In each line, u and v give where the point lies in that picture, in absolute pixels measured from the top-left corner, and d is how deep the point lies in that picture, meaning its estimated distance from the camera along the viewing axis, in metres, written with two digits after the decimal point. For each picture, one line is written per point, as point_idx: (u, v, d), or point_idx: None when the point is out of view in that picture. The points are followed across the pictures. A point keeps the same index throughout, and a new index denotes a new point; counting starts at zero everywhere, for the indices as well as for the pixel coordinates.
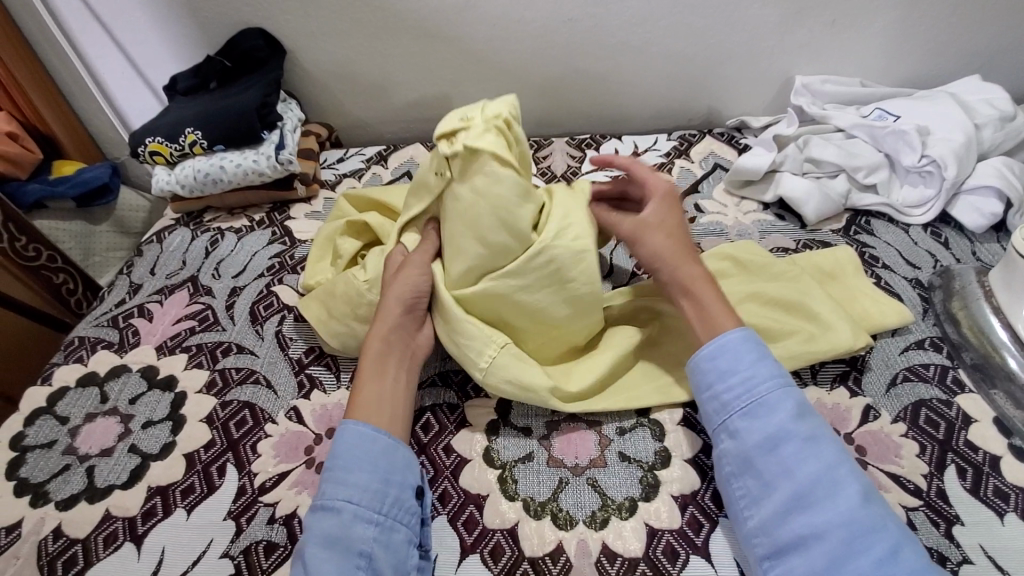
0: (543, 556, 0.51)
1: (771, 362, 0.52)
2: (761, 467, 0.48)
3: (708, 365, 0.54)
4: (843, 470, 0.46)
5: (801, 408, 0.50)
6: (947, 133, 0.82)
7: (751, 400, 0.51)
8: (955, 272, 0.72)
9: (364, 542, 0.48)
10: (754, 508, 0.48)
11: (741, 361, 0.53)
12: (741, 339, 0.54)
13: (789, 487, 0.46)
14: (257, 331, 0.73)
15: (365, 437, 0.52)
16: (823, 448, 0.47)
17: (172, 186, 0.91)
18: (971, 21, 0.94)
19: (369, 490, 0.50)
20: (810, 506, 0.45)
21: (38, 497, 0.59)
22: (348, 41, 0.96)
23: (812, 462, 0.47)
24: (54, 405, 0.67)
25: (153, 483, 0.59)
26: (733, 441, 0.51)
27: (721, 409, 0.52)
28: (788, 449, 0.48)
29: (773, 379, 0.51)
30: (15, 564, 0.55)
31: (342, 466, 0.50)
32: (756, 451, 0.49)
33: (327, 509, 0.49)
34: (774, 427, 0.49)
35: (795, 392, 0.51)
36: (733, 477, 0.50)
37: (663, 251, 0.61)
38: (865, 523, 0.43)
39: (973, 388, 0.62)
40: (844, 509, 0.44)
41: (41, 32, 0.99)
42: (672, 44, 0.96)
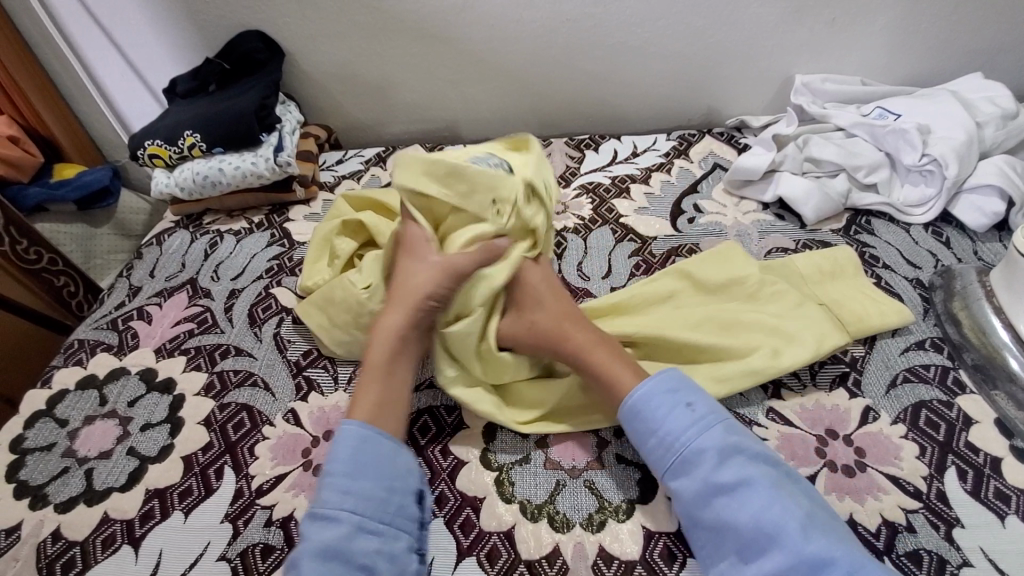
0: (539, 559, 0.51)
1: (685, 408, 0.52)
2: (704, 521, 0.48)
3: (632, 425, 0.54)
4: (780, 505, 0.46)
5: (723, 451, 0.49)
6: (948, 131, 0.81)
7: (676, 456, 0.51)
8: (956, 272, 0.72)
9: (365, 553, 0.47)
10: (715, 557, 0.48)
11: (655, 415, 0.53)
12: (652, 391, 0.53)
13: (735, 537, 0.46)
14: (256, 333, 0.73)
15: (367, 443, 0.52)
16: (755, 488, 0.47)
17: (172, 188, 0.91)
18: (973, 18, 0.94)
19: (372, 498, 0.50)
20: (762, 551, 0.45)
21: (38, 499, 0.59)
22: (347, 44, 0.96)
23: (747, 509, 0.46)
24: (54, 408, 0.67)
25: (152, 486, 0.59)
26: (673, 499, 0.51)
27: (655, 468, 0.52)
28: (722, 501, 0.48)
29: (690, 427, 0.51)
30: (14, 567, 0.55)
31: (343, 475, 0.50)
32: (695, 507, 0.49)
33: (327, 520, 0.48)
34: (704, 479, 0.49)
35: (713, 434, 0.50)
36: (687, 532, 0.50)
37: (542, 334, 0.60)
38: (815, 558, 0.43)
39: (974, 389, 0.61)
40: (790, 550, 0.44)
41: (42, 35, 0.99)
42: (672, 44, 0.96)
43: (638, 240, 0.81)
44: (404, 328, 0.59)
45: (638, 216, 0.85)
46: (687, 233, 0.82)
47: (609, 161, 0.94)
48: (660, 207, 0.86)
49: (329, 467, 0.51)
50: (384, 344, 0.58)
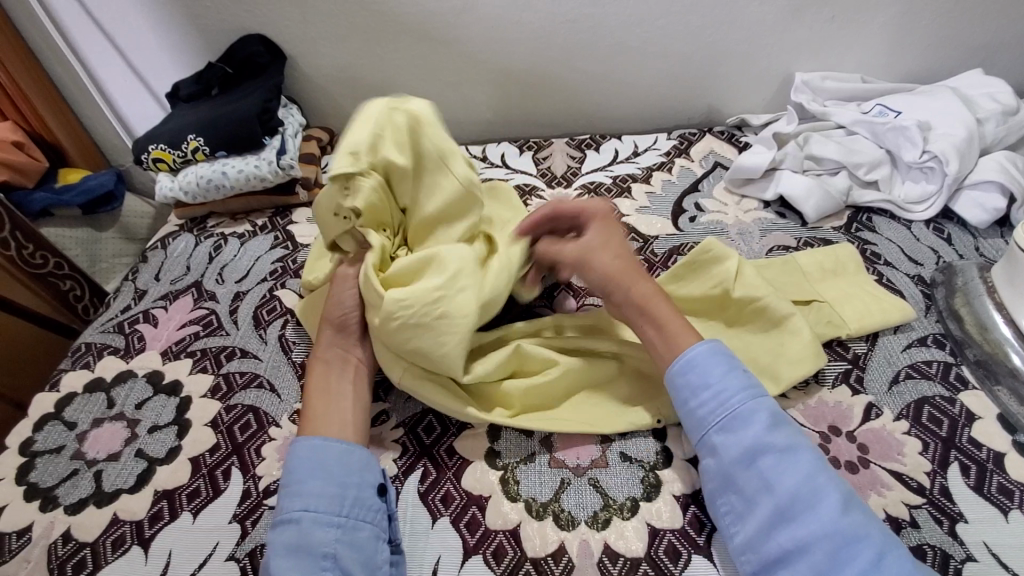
0: (544, 557, 0.52)
1: (741, 373, 0.53)
2: (741, 482, 0.49)
3: (682, 380, 0.54)
4: (823, 478, 0.47)
5: (775, 417, 0.50)
6: (948, 128, 0.81)
7: (726, 414, 0.51)
8: (957, 268, 0.72)
9: (325, 544, 0.48)
10: (739, 523, 0.48)
11: (712, 374, 0.53)
12: (708, 353, 0.54)
13: (771, 501, 0.47)
14: (261, 336, 0.73)
15: (315, 446, 0.53)
16: (800, 457, 0.48)
17: (175, 192, 0.91)
18: (973, 14, 0.94)
19: (326, 496, 0.50)
20: (794, 519, 0.46)
21: (48, 502, 0.60)
22: (348, 47, 0.97)
23: (791, 474, 0.47)
24: (62, 411, 0.68)
25: (160, 487, 0.60)
26: (712, 456, 0.51)
27: (697, 425, 0.53)
28: (766, 462, 0.48)
29: (744, 390, 0.52)
30: (25, 568, 0.55)
31: (296, 481, 0.51)
32: (735, 465, 0.49)
33: (283, 523, 0.49)
34: (751, 440, 0.49)
35: (765, 400, 0.51)
36: (718, 493, 0.50)
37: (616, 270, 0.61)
38: (849, 532, 0.44)
39: (976, 385, 0.61)
40: (827, 520, 0.44)
41: (46, 42, 1.00)
42: (672, 44, 0.96)
43: (640, 239, 0.81)
44: (329, 345, 0.61)
45: (639, 215, 0.85)
46: (689, 231, 0.82)
47: (610, 161, 0.95)
48: (661, 207, 0.86)
49: (281, 476, 0.52)
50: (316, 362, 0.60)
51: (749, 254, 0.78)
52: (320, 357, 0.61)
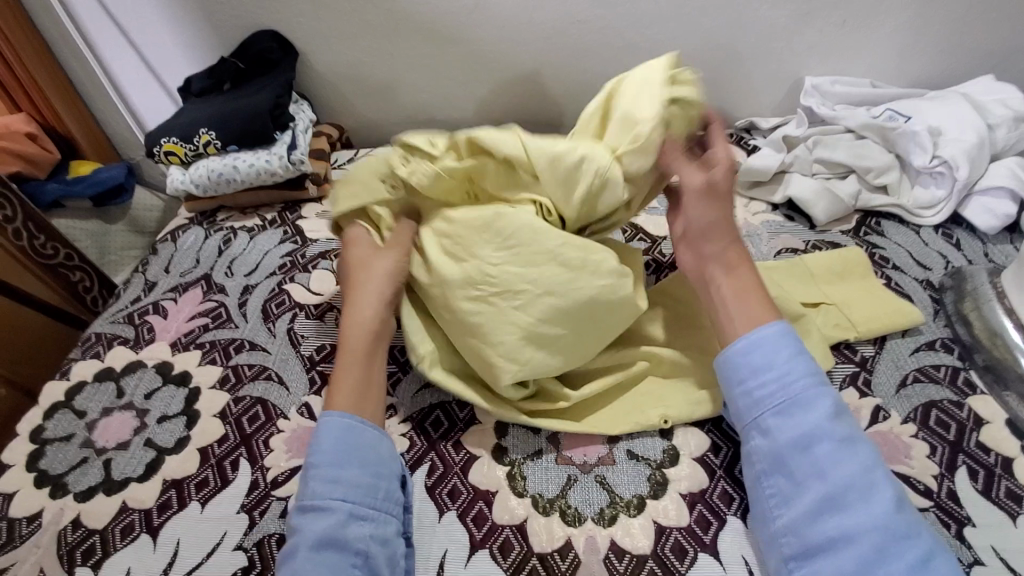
0: (551, 553, 0.52)
1: (807, 360, 0.52)
2: (793, 466, 0.49)
3: (743, 360, 0.54)
4: (878, 473, 0.47)
5: (839, 408, 0.50)
6: (958, 133, 0.81)
7: (787, 397, 0.51)
8: (966, 273, 0.72)
9: (360, 540, 0.48)
10: (784, 507, 0.48)
11: (778, 357, 0.53)
12: (778, 336, 0.54)
13: (822, 487, 0.47)
14: (269, 329, 0.74)
15: (355, 430, 0.53)
16: (858, 450, 0.48)
17: (187, 185, 0.92)
18: (983, 21, 0.94)
19: (361, 486, 0.50)
20: (845, 508, 0.46)
21: (57, 489, 0.60)
22: (361, 43, 0.97)
23: (846, 464, 0.47)
24: (73, 399, 0.68)
25: (169, 477, 0.60)
26: (768, 437, 0.51)
27: (753, 405, 0.52)
28: (823, 449, 0.48)
29: (808, 377, 0.51)
30: (35, 554, 0.56)
31: (330, 466, 0.51)
32: (790, 449, 0.49)
33: (316, 511, 0.49)
34: (810, 427, 0.49)
35: (830, 391, 0.51)
36: (766, 475, 0.50)
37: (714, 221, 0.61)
38: (899, 528, 0.44)
39: (984, 390, 0.61)
40: (881, 513, 0.44)
41: (60, 34, 1.01)
42: (681, 47, 0.96)
43: (648, 239, 0.81)
44: (377, 316, 0.60)
45: (648, 215, 0.85)
46: None
47: None
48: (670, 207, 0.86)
49: (313, 457, 0.51)
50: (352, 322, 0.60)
51: (758, 255, 0.78)
52: (356, 334, 0.59)
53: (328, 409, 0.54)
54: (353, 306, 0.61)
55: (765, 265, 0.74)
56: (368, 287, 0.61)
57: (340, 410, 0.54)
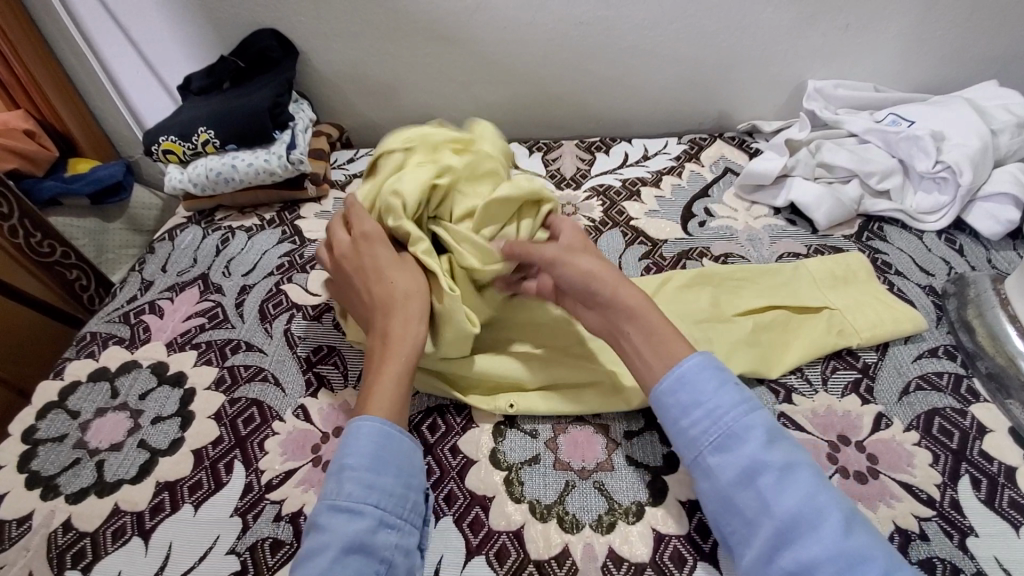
0: (548, 559, 0.51)
1: (734, 385, 0.47)
2: (739, 504, 0.44)
3: (671, 398, 0.48)
4: (824, 496, 0.42)
5: (772, 433, 0.45)
6: (963, 138, 0.80)
7: (721, 432, 0.46)
8: (970, 279, 0.71)
9: (386, 548, 0.45)
10: (744, 545, 0.44)
11: (702, 390, 0.47)
12: (698, 367, 0.48)
13: (771, 524, 0.42)
14: (267, 330, 0.73)
15: (389, 436, 0.49)
16: (800, 476, 0.43)
17: (185, 184, 0.91)
18: (989, 25, 0.93)
19: (393, 494, 0.46)
20: (798, 543, 0.41)
21: (49, 490, 0.60)
22: (360, 43, 0.97)
23: (790, 494, 0.42)
24: (66, 400, 0.68)
25: (162, 479, 0.59)
26: (707, 477, 0.46)
27: (689, 445, 0.47)
28: (764, 483, 0.43)
29: (738, 404, 0.46)
30: (25, 557, 0.55)
31: (366, 469, 0.46)
32: (732, 487, 0.44)
33: (348, 514, 0.45)
34: (747, 460, 0.44)
35: (760, 415, 0.45)
36: (718, 513, 0.46)
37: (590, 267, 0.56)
38: (855, 557, 0.39)
39: (987, 398, 0.61)
40: (832, 544, 0.40)
41: (60, 31, 1.00)
42: (684, 49, 0.96)
43: (649, 243, 0.80)
44: (416, 324, 0.55)
45: (648, 218, 0.85)
46: (697, 236, 0.82)
47: (620, 164, 0.95)
48: (670, 210, 0.86)
49: (348, 459, 0.47)
50: (395, 317, 0.55)
51: (759, 260, 0.78)
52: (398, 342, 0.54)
53: (362, 415, 0.49)
54: (391, 305, 0.56)
55: (767, 269, 0.73)
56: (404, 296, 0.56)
57: (377, 418, 0.49)
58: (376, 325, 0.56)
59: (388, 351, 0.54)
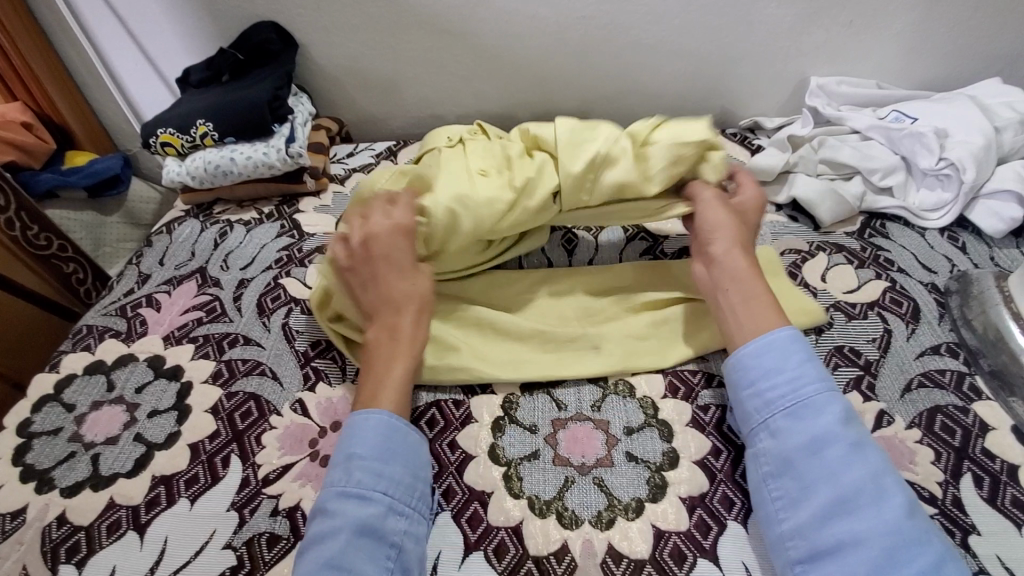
0: (547, 556, 0.51)
1: (819, 366, 0.52)
2: (802, 469, 0.48)
3: (755, 360, 0.54)
4: (888, 479, 0.46)
5: (849, 413, 0.49)
6: (965, 136, 0.80)
7: (797, 401, 0.51)
8: (973, 277, 0.71)
9: (396, 533, 0.48)
10: (790, 510, 0.48)
11: (787, 361, 0.53)
12: (791, 340, 0.54)
13: (831, 492, 0.46)
14: (264, 324, 0.72)
15: (396, 429, 0.53)
16: (869, 455, 0.47)
17: (183, 177, 0.91)
18: (992, 24, 0.92)
19: (400, 483, 0.50)
20: (854, 513, 0.45)
21: (43, 483, 0.59)
22: (359, 36, 0.96)
23: (856, 469, 0.46)
24: (62, 392, 0.67)
25: (157, 473, 0.59)
26: (774, 439, 0.51)
27: (763, 407, 0.52)
28: (832, 453, 0.47)
29: (819, 381, 0.51)
30: (18, 551, 0.55)
31: (376, 458, 0.51)
32: (798, 451, 0.49)
33: (359, 500, 0.49)
34: (820, 430, 0.49)
35: (840, 395, 0.51)
36: (773, 478, 0.50)
37: (719, 226, 0.63)
38: (910, 534, 0.43)
39: (990, 395, 0.60)
40: (889, 518, 0.44)
41: (58, 22, 1.00)
42: (687, 43, 0.95)
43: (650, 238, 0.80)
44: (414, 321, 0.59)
45: None
46: None
47: None
48: None
49: (358, 449, 0.51)
50: (413, 312, 0.59)
51: None
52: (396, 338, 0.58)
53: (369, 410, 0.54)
54: (399, 305, 0.59)
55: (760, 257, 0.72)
56: (408, 295, 0.60)
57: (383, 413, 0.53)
58: (386, 316, 0.59)
59: (401, 348, 0.57)
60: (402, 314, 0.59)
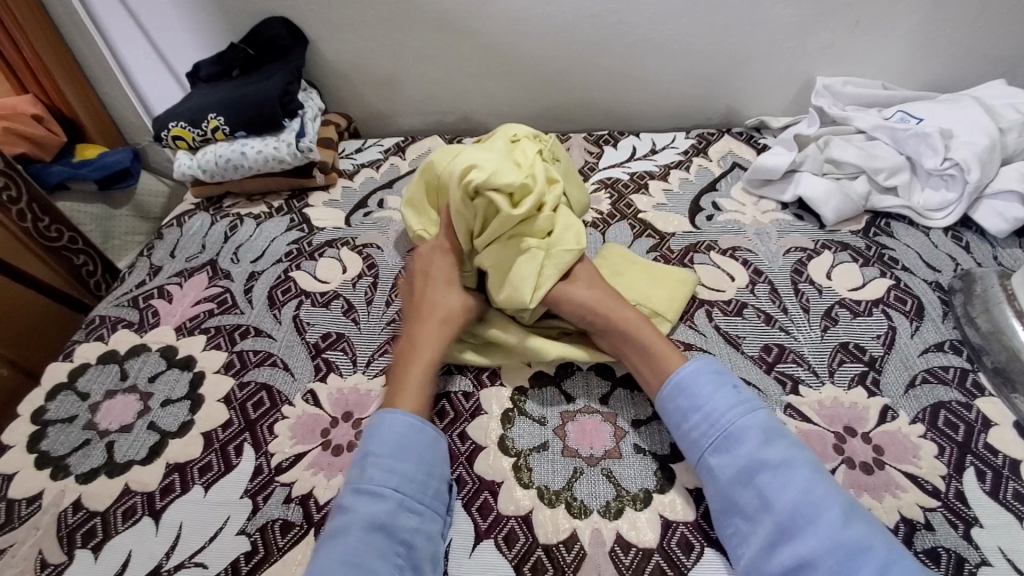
0: (557, 544, 0.52)
1: (731, 391, 0.54)
2: (740, 502, 0.49)
3: (672, 402, 0.56)
4: (819, 491, 0.47)
5: (767, 433, 0.51)
6: (970, 136, 0.80)
7: (719, 434, 0.52)
8: (976, 275, 0.71)
9: (407, 530, 0.49)
10: (744, 544, 0.48)
11: (702, 395, 0.55)
12: (697, 373, 0.56)
13: (771, 518, 0.47)
14: (275, 316, 0.73)
15: (412, 428, 0.54)
16: (796, 472, 0.49)
17: (194, 170, 0.91)
18: (997, 25, 0.93)
19: (415, 481, 0.51)
20: (797, 535, 0.46)
21: (59, 470, 0.60)
22: (369, 33, 0.97)
23: (789, 490, 0.48)
24: (75, 381, 0.68)
25: (171, 460, 0.60)
26: (709, 476, 0.52)
27: (692, 447, 0.54)
28: (762, 479, 0.49)
29: (733, 408, 0.53)
30: (35, 535, 0.55)
31: (388, 455, 0.52)
32: (732, 485, 0.50)
33: (370, 496, 0.50)
34: (745, 459, 0.50)
35: (756, 416, 0.52)
36: (720, 514, 0.50)
37: (597, 299, 0.64)
38: (851, 546, 0.44)
39: (993, 392, 0.61)
40: (828, 534, 0.45)
41: (67, 13, 1.00)
42: (694, 43, 0.96)
43: (656, 235, 0.81)
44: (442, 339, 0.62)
45: (656, 212, 0.85)
46: (705, 230, 0.82)
47: (627, 158, 0.95)
48: (678, 204, 0.86)
49: (375, 447, 0.53)
50: (429, 321, 0.63)
51: (768, 254, 0.78)
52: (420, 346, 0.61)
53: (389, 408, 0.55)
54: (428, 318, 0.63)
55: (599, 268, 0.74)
56: (434, 312, 0.64)
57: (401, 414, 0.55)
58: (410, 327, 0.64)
59: (416, 355, 0.60)
60: (431, 328, 0.63)
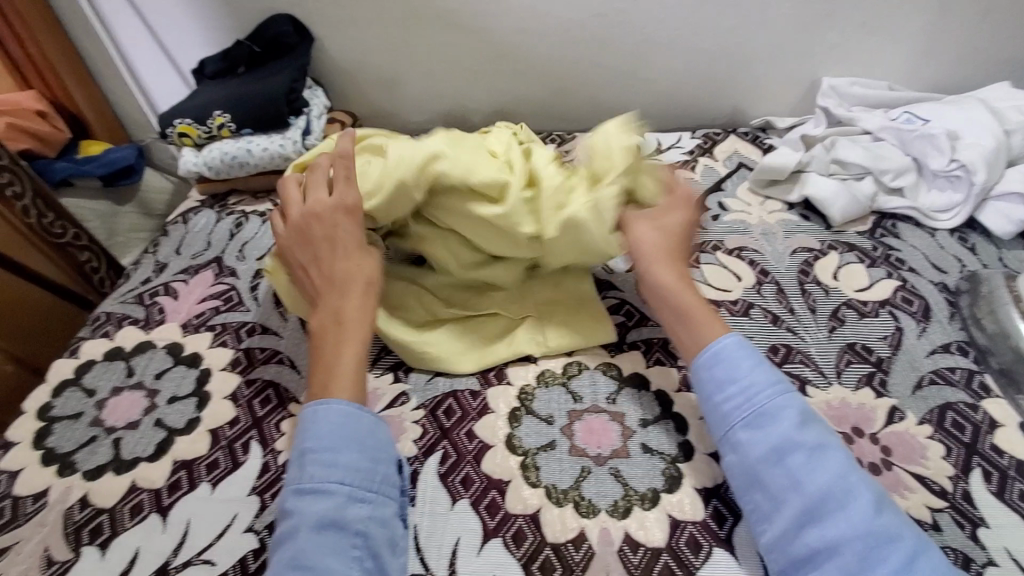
0: (565, 543, 0.52)
1: (769, 369, 0.53)
2: (767, 481, 0.48)
3: (708, 372, 0.54)
4: (852, 478, 0.47)
5: (804, 415, 0.50)
6: (976, 138, 0.81)
7: (753, 410, 0.51)
8: (982, 276, 0.71)
9: (358, 520, 0.47)
10: (766, 523, 0.48)
11: (739, 369, 0.53)
12: (736, 347, 0.54)
13: (799, 500, 0.46)
14: (281, 313, 0.73)
15: (349, 416, 0.51)
16: (830, 457, 0.48)
17: (199, 167, 0.91)
18: (1002, 27, 0.93)
19: (359, 469, 0.49)
20: (824, 519, 0.45)
21: (65, 466, 0.60)
22: (375, 31, 0.97)
23: (822, 473, 0.47)
24: (81, 377, 0.68)
25: (178, 458, 0.60)
26: (737, 451, 0.51)
27: (722, 420, 0.52)
28: (795, 460, 0.48)
29: (771, 387, 0.51)
30: (41, 532, 0.55)
31: (326, 450, 0.49)
32: (762, 463, 0.49)
33: (315, 494, 0.47)
34: (778, 438, 0.49)
35: (793, 397, 0.51)
36: (742, 491, 0.50)
37: (654, 244, 0.62)
38: (881, 534, 0.44)
39: (999, 393, 0.61)
40: (857, 520, 0.44)
41: (72, 10, 1.00)
42: (699, 43, 0.96)
43: None
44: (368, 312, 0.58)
45: None
46: (711, 230, 0.82)
47: None
48: None
49: (308, 443, 0.49)
50: (350, 296, 0.58)
51: (774, 254, 0.78)
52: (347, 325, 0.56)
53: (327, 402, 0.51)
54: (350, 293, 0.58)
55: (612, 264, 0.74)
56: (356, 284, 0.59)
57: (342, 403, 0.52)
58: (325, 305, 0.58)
59: (344, 334, 0.56)
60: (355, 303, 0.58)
